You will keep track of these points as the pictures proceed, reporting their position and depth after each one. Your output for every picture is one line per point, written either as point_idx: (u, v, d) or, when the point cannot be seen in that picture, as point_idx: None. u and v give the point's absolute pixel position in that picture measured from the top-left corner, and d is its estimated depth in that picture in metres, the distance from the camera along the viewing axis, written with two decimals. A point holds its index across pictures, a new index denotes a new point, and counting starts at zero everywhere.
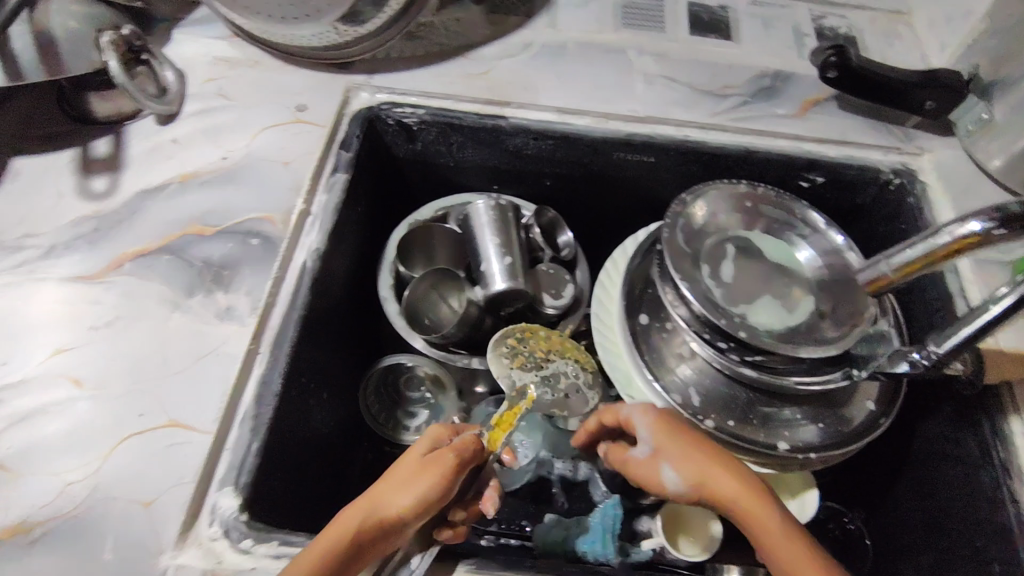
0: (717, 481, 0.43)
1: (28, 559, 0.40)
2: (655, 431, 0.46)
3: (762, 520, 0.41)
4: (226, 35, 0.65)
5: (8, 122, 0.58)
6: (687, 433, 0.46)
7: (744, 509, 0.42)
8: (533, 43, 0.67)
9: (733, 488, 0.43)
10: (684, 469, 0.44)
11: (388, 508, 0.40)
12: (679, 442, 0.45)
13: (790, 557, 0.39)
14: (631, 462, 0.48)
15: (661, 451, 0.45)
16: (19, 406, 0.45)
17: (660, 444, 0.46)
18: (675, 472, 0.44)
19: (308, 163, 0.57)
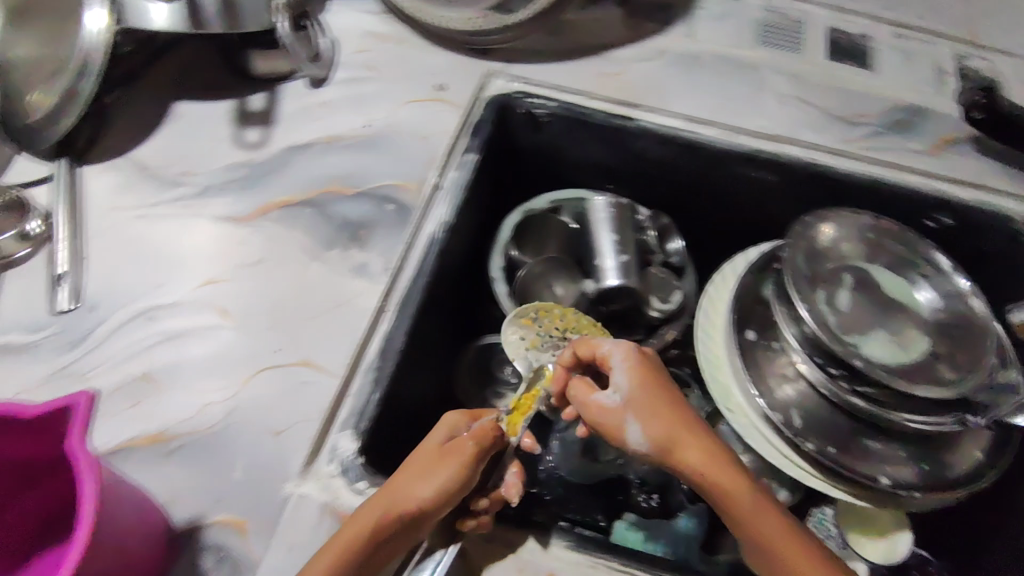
0: (685, 445, 0.44)
1: (166, 467, 0.43)
2: (631, 381, 0.46)
3: (743, 497, 0.42)
4: (377, 10, 0.68)
5: (175, 67, 0.62)
6: (662, 390, 0.46)
7: (715, 479, 0.42)
8: (668, 51, 0.68)
9: (704, 456, 0.43)
10: (654, 426, 0.44)
11: (413, 498, 0.40)
12: (652, 396, 0.46)
13: (774, 536, 0.41)
14: (594, 405, 0.47)
15: (631, 405, 0.45)
16: (171, 325, 0.48)
17: (635, 396, 0.46)
18: (641, 427, 0.45)
19: (444, 140, 0.59)
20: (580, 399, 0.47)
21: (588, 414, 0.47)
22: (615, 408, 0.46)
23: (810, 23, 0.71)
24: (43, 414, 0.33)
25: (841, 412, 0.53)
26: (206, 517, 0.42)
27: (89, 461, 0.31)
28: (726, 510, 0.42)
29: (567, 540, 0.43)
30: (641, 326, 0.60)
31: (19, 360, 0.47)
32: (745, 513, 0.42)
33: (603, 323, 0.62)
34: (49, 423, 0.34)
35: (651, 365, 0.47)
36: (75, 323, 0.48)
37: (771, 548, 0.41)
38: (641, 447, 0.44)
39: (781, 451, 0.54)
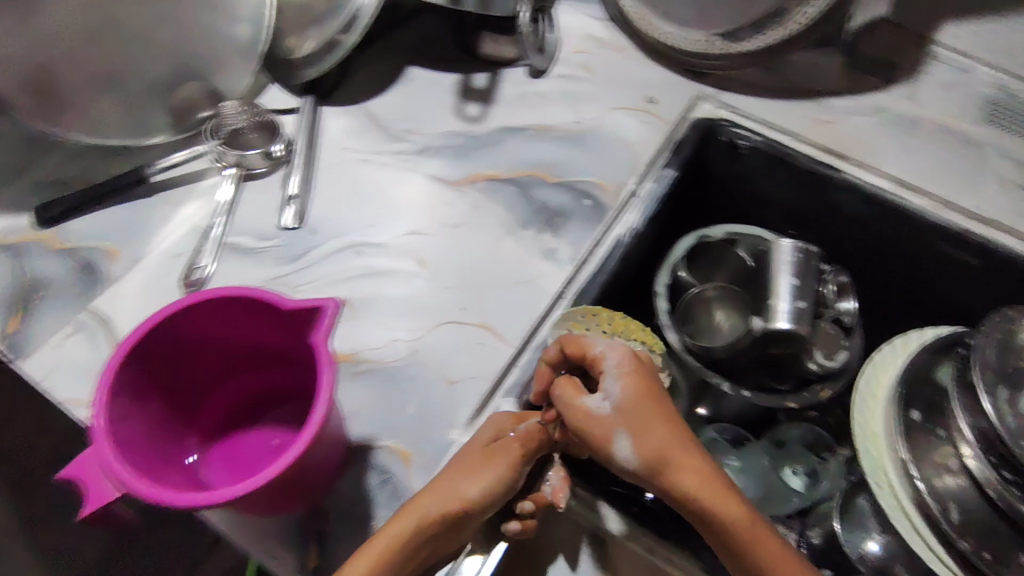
0: (678, 471, 0.38)
1: (350, 386, 0.47)
2: (627, 391, 0.40)
3: (743, 526, 0.37)
4: (601, 16, 0.71)
5: (415, 35, 0.68)
6: (654, 398, 0.41)
7: (711, 507, 0.37)
8: (886, 109, 0.66)
9: (697, 478, 0.38)
10: (646, 441, 0.39)
11: (456, 497, 0.38)
12: (647, 410, 0.40)
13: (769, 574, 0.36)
14: (582, 408, 0.41)
15: (622, 420, 0.40)
16: (373, 263, 0.53)
17: (628, 407, 0.40)
18: (632, 443, 0.39)
19: (647, 150, 0.61)
20: (564, 398, 0.42)
21: (570, 420, 0.41)
22: (605, 417, 0.40)
23: None
24: (297, 309, 0.37)
25: (1006, 523, 0.49)
26: (377, 440, 0.45)
27: (332, 360, 0.35)
28: (717, 538, 0.37)
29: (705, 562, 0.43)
30: (795, 375, 0.59)
31: (246, 261, 0.52)
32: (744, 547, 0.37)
33: (756, 366, 0.60)
34: (298, 318, 0.38)
35: (638, 364, 0.42)
36: (296, 241, 0.54)
37: None
38: (631, 466, 0.39)
39: (926, 544, 0.50)
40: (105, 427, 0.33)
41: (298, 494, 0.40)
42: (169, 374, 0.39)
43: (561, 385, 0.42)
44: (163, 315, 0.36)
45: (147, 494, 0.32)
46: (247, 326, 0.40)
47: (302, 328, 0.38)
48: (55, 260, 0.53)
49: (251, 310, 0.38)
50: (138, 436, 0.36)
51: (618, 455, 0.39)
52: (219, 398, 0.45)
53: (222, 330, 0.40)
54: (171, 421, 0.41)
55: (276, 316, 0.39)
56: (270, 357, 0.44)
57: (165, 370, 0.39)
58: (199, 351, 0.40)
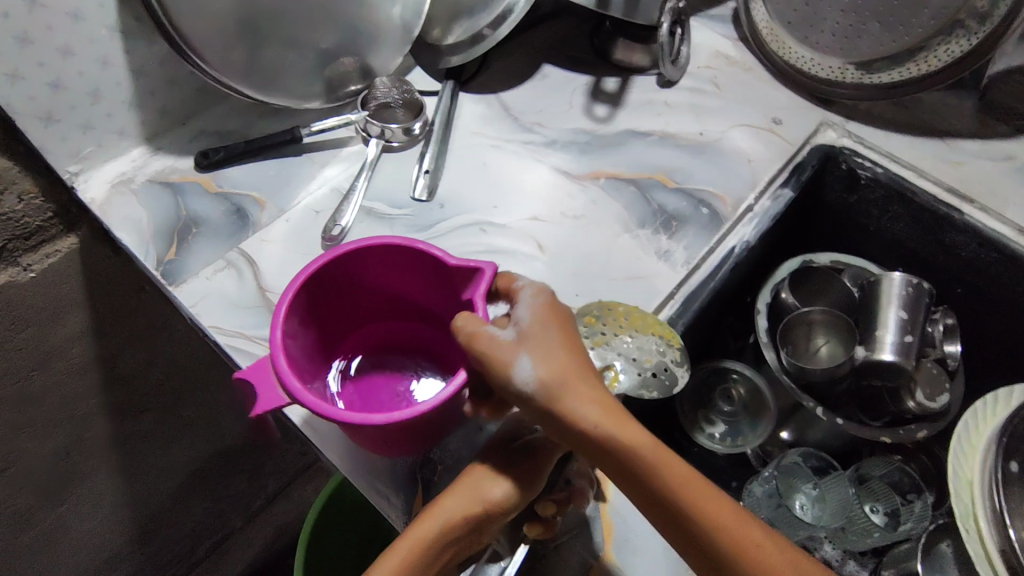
0: (578, 391, 0.37)
1: None
2: (544, 320, 0.39)
3: (657, 458, 0.35)
4: (733, 36, 0.73)
5: (551, 36, 0.71)
6: (565, 334, 0.39)
7: (612, 431, 0.36)
8: (1018, 157, 0.65)
9: (598, 403, 0.37)
10: (547, 363, 0.37)
11: (469, 497, 0.39)
12: (553, 337, 0.38)
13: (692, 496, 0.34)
14: (482, 336, 0.37)
15: (526, 342, 0.37)
16: (495, 241, 0.56)
17: (535, 334, 0.38)
18: (535, 364, 0.37)
19: (768, 168, 0.62)
20: (466, 330, 0.37)
21: (471, 350, 0.37)
22: (510, 342, 0.37)
23: None
24: (457, 267, 0.41)
25: None
26: None
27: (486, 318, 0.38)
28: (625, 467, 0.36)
29: None
30: (890, 411, 0.59)
31: (380, 224, 0.56)
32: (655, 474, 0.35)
33: (848, 395, 0.61)
34: (458, 275, 0.41)
35: (558, 309, 0.39)
36: (426, 213, 0.57)
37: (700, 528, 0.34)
38: (534, 386, 0.36)
39: None
40: (279, 339, 0.38)
41: (420, 443, 0.43)
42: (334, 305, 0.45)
43: (463, 316, 0.38)
44: (343, 250, 0.41)
45: (303, 401, 0.36)
46: (406, 275, 0.45)
47: (458, 285, 0.42)
48: (210, 201, 0.58)
49: (417, 260, 0.43)
50: (299, 355, 0.41)
51: (518, 380, 0.36)
52: (358, 337, 0.50)
53: (383, 272, 0.44)
54: (320, 349, 0.46)
55: (437, 270, 0.43)
56: (416, 309, 0.49)
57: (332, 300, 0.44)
58: (361, 289, 0.46)
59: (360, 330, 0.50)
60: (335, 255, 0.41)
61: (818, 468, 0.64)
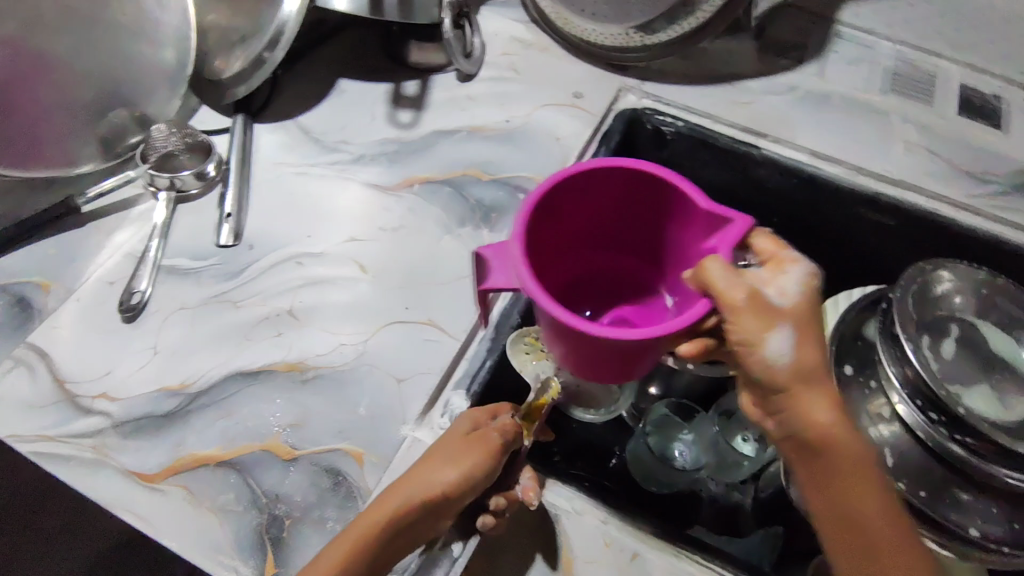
0: (813, 389, 0.35)
1: (301, 393, 0.48)
2: (810, 301, 0.36)
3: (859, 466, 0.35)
4: (525, 19, 0.73)
5: (341, 49, 0.69)
6: (822, 322, 0.36)
7: (839, 438, 0.35)
8: (798, 87, 0.70)
9: (831, 410, 0.35)
10: (808, 348, 0.34)
11: (422, 490, 0.38)
12: (811, 322, 0.35)
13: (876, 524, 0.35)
14: (739, 291, 0.35)
15: (781, 311, 0.35)
16: (314, 271, 0.53)
17: (802, 315, 0.35)
18: (791, 344, 0.35)
19: (577, 143, 0.63)
20: (720, 279, 0.35)
21: (719, 299, 0.35)
22: (765, 314, 0.34)
23: (943, 77, 0.72)
24: (703, 208, 0.39)
25: (936, 461, 0.53)
26: (331, 444, 0.46)
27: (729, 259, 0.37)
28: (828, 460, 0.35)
29: (656, 525, 0.45)
30: None
31: (184, 282, 0.53)
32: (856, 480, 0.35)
33: None
34: (702, 215, 0.40)
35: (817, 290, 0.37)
36: (234, 258, 0.54)
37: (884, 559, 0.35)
38: (788, 365, 0.34)
39: None
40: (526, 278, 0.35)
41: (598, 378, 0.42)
42: (553, 232, 0.43)
43: (714, 260, 0.36)
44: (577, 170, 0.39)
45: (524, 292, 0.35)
46: (603, 201, 0.43)
47: (697, 231, 0.41)
48: None
49: (636, 184, 0.41)
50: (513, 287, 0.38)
51: (775, 355, 0.34)
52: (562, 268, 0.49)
53: (590, 202, 0.42)
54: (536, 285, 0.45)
55: (664, 196, 0.41)
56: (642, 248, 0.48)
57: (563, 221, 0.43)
58: (592, 221, 0.45)
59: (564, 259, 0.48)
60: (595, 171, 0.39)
61: (679, 408, 0.65)
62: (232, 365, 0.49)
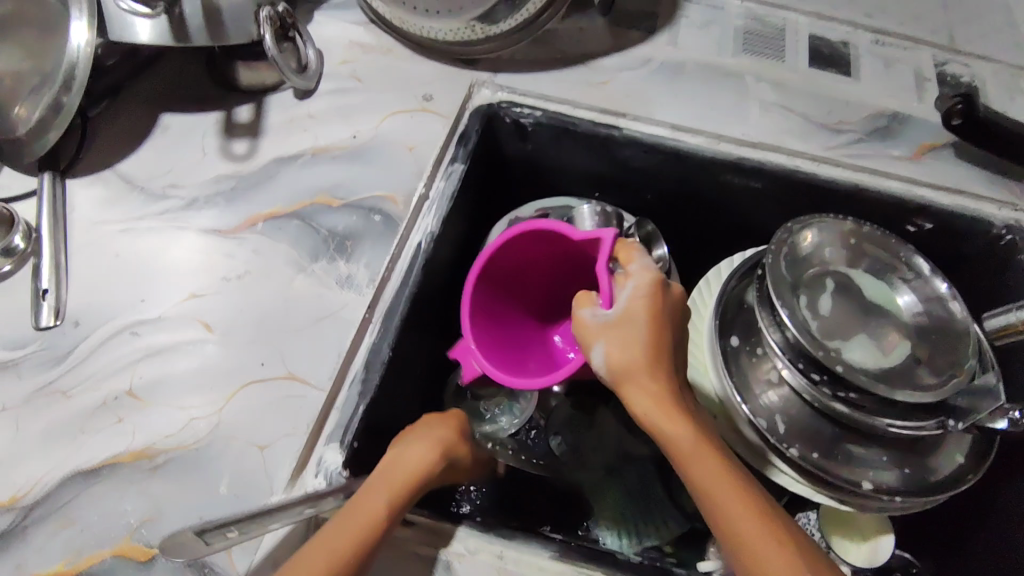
0: (636, 386, 0.44)
1: (152, 483, 0.43)
2: (665, 299, 0.46)
3: (665, 420, 0.42)
4: (363, 21, 0.67)
5: (159, 79, 0.62)
6: (654, 306, 0.45)
7: (660, 420, 0.42)
8: (653, 59, 0.68)
9: (654, 396, 0.43)
10: (618, 349, 0.44)
11: (432, 446, 0.43)
12: (639, 329, 0.45)
13: (728, 500, 0.39)
14: (582, 319, 0.47)
15: (606, 332, 0.45)
16: (154, 341, 0.48)
17: (617, 325, 0.45)
18: (605, 353, 0.45)
19: (431, 150, 0.60)
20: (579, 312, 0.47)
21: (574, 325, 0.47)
22: (598, 325, 0.46)
23: (793, 30, 0.72)
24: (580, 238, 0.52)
25: (825, 419, 0.53)
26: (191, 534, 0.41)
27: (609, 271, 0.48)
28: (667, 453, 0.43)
29: (553, 548, 0.44)
30: None
31: (3, 378, 0.48)
32: (689, 463, 0.41)
33: None
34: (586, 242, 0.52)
35: (671, 294, 0.46)
36: (58, 339, 0.49)
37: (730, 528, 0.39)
38: (609, 368, 0.45)
39: (765, 456, 0.54)
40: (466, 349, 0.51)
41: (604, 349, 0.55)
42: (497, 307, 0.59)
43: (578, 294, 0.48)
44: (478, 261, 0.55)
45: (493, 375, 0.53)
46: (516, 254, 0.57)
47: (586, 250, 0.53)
48: None
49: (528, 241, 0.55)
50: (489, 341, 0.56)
51: (597, 358, 0.45)
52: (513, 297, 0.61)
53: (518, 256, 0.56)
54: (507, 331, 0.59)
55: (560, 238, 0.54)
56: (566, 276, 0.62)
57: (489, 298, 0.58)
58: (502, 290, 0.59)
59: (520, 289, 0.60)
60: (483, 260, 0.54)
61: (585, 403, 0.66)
62: (69, 463, 0.44)
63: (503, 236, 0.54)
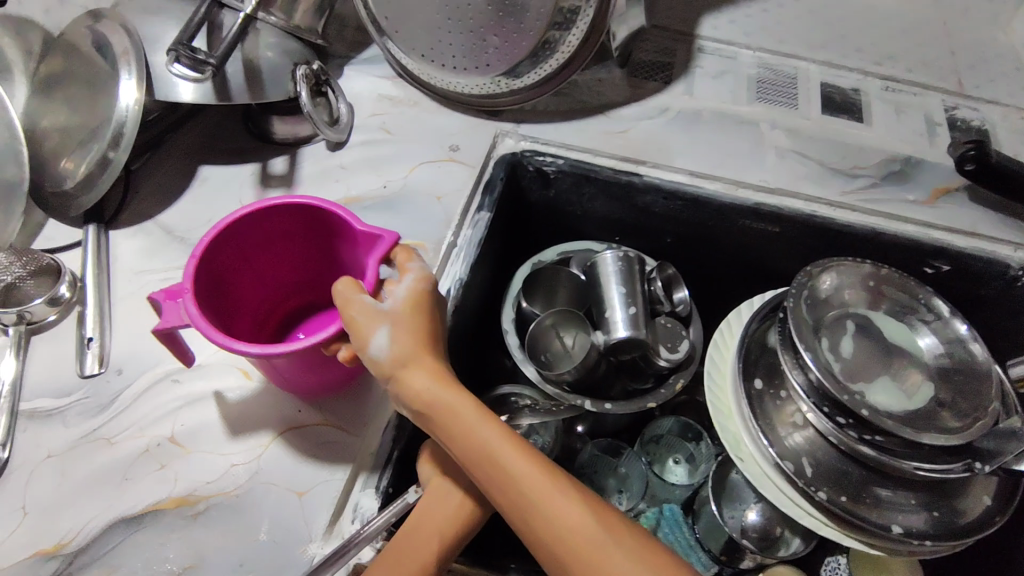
0: (414, 370, 0.42)
1: (194, 529, 0.44)
2: (405, 295, 0.44)
3: (455, 402, 0.41)
4: (391, 75, 0.71)
5: (198, 133, 0.65)
6: (419, 304, 0.44)
7: (443, 395, 0.41)
8: (670, 108, 0.71)
9: (434, 377, 0.42)
10: (401, 339, 0.42)
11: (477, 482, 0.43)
12: (415, 322, 0.44)
13: (514, 459, 0.39)
14: (356, 302, 0.43)
15: (389, 316, 0.43)
16: (194, 388, 0.50)
17: (397, 315, 0.43)
18: (387, 339, 0.42)
19: (458, 200, 0.62)
20: (343, 297, 0.43)
21: (347, 313, 0.43)
22: (373, 311, 0.42)
23: (804, 79, 0.74)
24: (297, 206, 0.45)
25: (850, 461, 0.54)
26: None
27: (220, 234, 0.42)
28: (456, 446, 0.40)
29: None
30: (649, 374, 0.62)
31: (49, 425, 0.49)
32: (462, 434, 0.40)
33: (613, 373, 0.63)
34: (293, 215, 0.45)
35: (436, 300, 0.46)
36: (102, 387, 0.50)
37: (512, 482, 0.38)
38: (386, 357, 0.42)
39: (792, 499, 0.54)
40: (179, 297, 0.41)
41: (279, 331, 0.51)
42: (248, 283, 0.48)
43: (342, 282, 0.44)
44: (254, 206, 0.44)
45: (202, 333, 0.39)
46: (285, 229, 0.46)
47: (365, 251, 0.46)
48: None
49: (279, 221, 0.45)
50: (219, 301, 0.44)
51: (374, 345, 0.42)
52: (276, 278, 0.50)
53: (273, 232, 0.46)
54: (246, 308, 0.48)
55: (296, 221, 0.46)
56: None
57: (243, 273, 0.47)
58: (256, 266, 0.48)
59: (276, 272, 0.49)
60: (246, 214, 0.43)
61: (610, 447, 0.66)
62: (112, 511, 0.45)
63: (267, 200, 0.44)
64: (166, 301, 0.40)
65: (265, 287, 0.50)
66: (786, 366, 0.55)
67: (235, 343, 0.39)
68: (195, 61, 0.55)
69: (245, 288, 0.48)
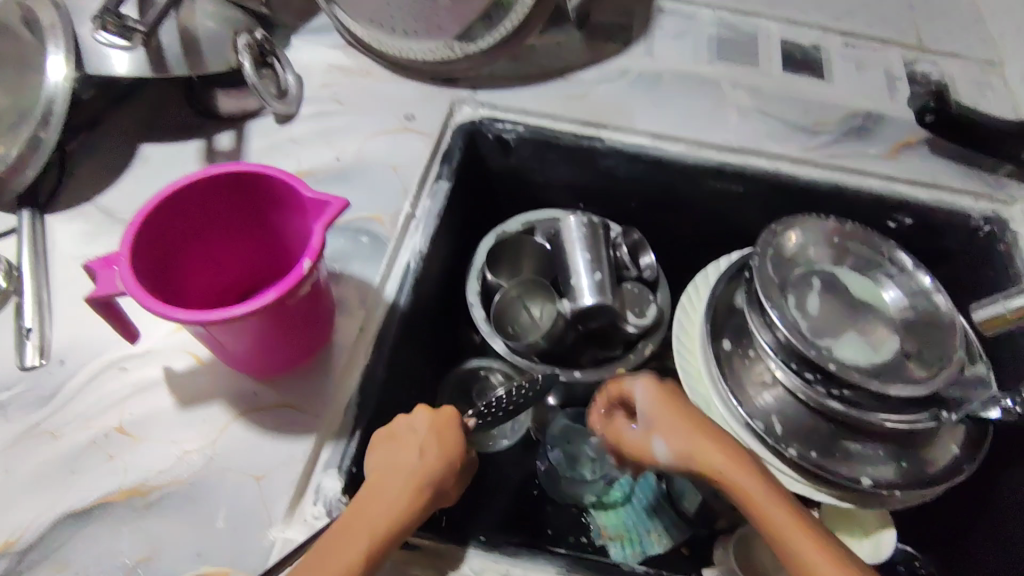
0: (710, 456, 0.44)
1: (147, 520, 0.42)
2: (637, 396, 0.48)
3: (735, 472, 0.43)
4: (341, 44, 0.68)
5: (137, 110, 0.62)
6: (670, 397, 0.47)
7: (727, 474, 0.43)
8: (630, 70, 0.69)
9: (731, 461, 0.43)
10: (678, 439, 0.45)
11: (416, 477, 0.41)
12: (678, 414, 0.46)
13: (776, 516, 0.41)
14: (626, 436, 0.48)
15: (656, 425, 0.46)
16: (142, 375, 0.48)
17: (655, 417, 0.46)
18: (665, 442, 0.45)
19: (415, 170, 0.60)
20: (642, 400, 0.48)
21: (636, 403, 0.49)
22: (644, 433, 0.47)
23: (764, 37, 0.73)
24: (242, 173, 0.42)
25: (820, 417, 0.54)
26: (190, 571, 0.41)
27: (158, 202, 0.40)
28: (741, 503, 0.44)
29: (559, 563, 0.44)
30: (618, 341, 0.62)
31: None
32: (759, 503, 0.41)
33: (581, 342, 0.62)
34: (238, 183, 0.43)
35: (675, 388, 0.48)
36: (44, 378, 0.48)
37: (780, 539, 0.40)
38: (670, 459, 0.45)
39: (764, 458, 0.54)
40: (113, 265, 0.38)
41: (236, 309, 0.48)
42: (201, 260, 0.46)
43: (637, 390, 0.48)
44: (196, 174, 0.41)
45: (137, 301, 0.37)
46: (230, 199, 0.44)
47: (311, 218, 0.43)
48: None
49: (224, 190, 0.43)
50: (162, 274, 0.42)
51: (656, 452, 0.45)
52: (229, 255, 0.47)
53: (219, 202, 0.44)
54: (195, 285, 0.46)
55: (243, 190, 0.43)
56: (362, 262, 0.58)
57: (192, 248, 0.44)
58: (208, 241, 0.45)
59: (226, 247, 0.47)
60: (190, 181, 0.41)
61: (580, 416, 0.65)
62: (60, 506, 0.43)
63: (209, 168, 0.42)
64: (101, 269, 0.38)
65: (221, 266, 0.47)
66: (752, 322, 0.55)
67: (169, 310, 0.37)
68: (125, 29, 0.52)
69: (198, 265, 0.46)
